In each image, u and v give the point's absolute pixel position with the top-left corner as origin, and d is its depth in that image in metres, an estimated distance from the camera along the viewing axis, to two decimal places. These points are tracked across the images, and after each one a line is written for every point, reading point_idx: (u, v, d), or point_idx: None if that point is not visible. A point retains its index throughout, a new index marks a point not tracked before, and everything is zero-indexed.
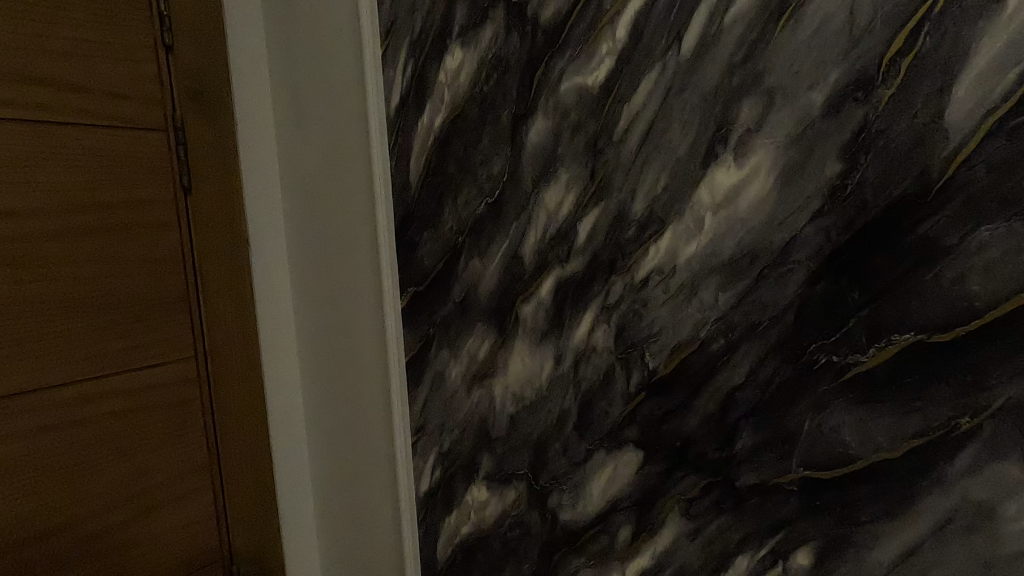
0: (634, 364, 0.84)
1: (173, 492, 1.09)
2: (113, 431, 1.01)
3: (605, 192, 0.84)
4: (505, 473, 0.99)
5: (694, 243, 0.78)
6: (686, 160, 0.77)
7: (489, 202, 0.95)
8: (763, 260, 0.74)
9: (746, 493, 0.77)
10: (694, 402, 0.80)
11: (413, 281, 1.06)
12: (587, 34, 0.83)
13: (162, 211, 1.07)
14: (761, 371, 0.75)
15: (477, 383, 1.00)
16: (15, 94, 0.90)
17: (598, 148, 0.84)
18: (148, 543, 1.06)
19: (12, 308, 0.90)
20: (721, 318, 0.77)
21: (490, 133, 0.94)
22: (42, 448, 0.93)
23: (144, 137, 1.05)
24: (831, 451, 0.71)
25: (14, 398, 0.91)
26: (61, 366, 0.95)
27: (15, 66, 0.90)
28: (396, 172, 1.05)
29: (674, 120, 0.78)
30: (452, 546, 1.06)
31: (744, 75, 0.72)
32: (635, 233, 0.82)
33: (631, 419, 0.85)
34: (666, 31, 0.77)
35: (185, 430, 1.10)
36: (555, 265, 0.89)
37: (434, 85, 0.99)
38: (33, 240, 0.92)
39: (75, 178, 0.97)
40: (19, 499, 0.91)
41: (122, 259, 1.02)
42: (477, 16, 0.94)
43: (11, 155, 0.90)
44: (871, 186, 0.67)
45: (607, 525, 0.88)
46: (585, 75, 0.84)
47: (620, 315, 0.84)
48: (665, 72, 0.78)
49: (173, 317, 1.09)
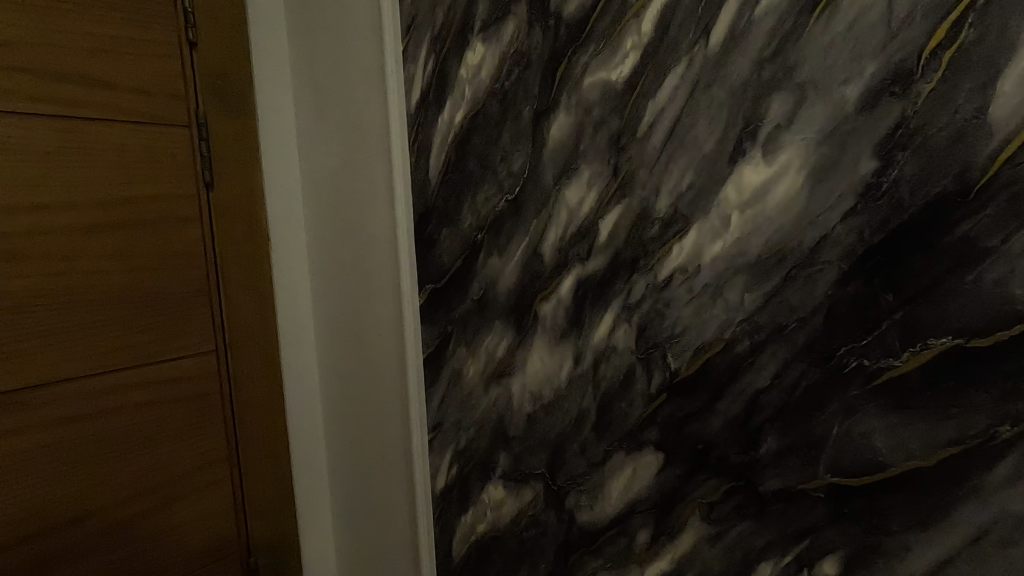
0: (655, 365, 0.82)
1: (193, 484, 1.10)
2: (134, 424, 1.02)
3: (627, 189, 0.82)
4: (522, 472, 0.98)
5: (720, 242, 0.76)
6: (712, 156, 0.76)
7: (509, 199, 0.94)
8: (791, 259, 0.72)
9: (770, 498, 0.75)
10: (717, 404, 0.78)
11: (432, 278, 1.05)
12: (611, 28, 0.82)
13: (185, 206, 1.08)
14: (787, 375, 0.73)
15: (494, 381, 1.00)
16: (40, 90, 0.91)
17: (621, 144, 0.82)
18: (168, 535, 1.07)
19: (38, 301, 0.92)
20: (747, 319, 0.75)
21: (511, 130, 0.93)
22: (67, 438, 0.95)
23: (168, 133, 1.06)
24: (860, 457, 0.69)
25: (40, 389, 0.92)
26: (83, 359, 0.97)
27: (39, 62, 0.91)
28: (415, 169, 1.05)
29: (700, 116, 0.76)
30: (468, 544, 1.06)
31: (775, 69, 0.70)
32: (659, 232, 0.80)
33: (651, 421, 0.83)
34: (693, 24, 0.75)
35: (206, 423, 1.12)
36: (575, 264, 0.88)
37: (455, 81, 0.99)
38: (60, 234, 0.94)
39: (101, 174, 0.98)
40: (45, 488, 0.93)
41: (143, 254, 1.03)
42: (499, 11, 0.93)
43: (39, 150, 0.92)
44: (908, 184, 0.65)
45: (625, 528, 0.87)
46: (609, 71, 0.82)
47: (642, 315, 0.83)
48: (691, 67, 0.76)
49: (194, 311, 1.10)
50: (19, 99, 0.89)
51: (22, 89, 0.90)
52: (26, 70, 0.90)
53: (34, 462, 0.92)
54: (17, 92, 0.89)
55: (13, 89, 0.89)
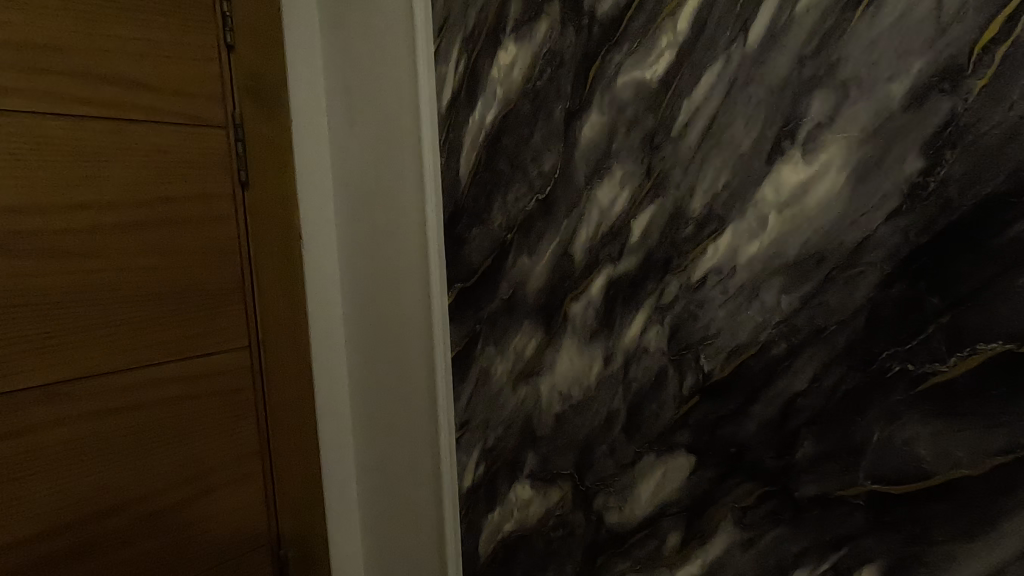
0: (688, 366, 0.81)
1: (227, 476, 1.13)
2: (169, 417, 1.05)
3: (661, 188, 0.82)
4: (550, 472, 0.98)
5: (756, 243, 0.75)
6: (748, 156, 0.74)
7: (539, 199, 0.94)
8: (831, 261, 0.70)
9: (806, 505, 0.74)
10: (752, 408, 0.77)
11: (461, 277, 1.06)
12: (645, 27, 0.81)
13: (221, 205, 1.11)
14: (825, 379, 0.71)
15: (523, 380, 1.00)
16: (83, 92, 0.95)
17: (654, 143, 0.82)
18: (203, 525, 1.10)
19: (83, 296, 0.95)
20: (784, 321, 0.73)
21: (542, 129, 0.93)
22: (107, 429, 0.98)
23: (206, 134, 1.09)
24: (903, 464, 0.67)
25: (84, 381, 0.96)
26: (124, 352, 1.00)
27: (83, 65, 0.94)
28: (445, 168, 1.06)
29: (737, 115, 0.75)
30: (495, 542, 1.06)
31: (816, 67, 0.69)
32: (693, 232, 0.79)
33: (683, 423, 0.83)
34: (730, 22, 0.74)
35: (239, 417, 1.14)
36: (606, 264, 0.88)
37: (486, 81, 0.99)
38: (104, 232, 0.97)
39: (142, 173, 1.01)
40: (87, 477, 0.96)
41: (181, 251, 1.06)
42: (532, 10, 0.93)
43: (85, 151, 0.95)
44: (957, 183, 0.63)
45: (654, 530, 0.87)
46: (643, 70, 0.82)
47: (675, 316, 0.82)
48: (728, 65, 0.75)
49: (228, 308, 1.12)
50: (64, 101, 0.93)
51: (71, 91, 0.93)
52: (74, 73, 0.94)
53: (74, 452, 0.95)
54: (62, 95, 0.92)
55: (57, 91, 0.92)
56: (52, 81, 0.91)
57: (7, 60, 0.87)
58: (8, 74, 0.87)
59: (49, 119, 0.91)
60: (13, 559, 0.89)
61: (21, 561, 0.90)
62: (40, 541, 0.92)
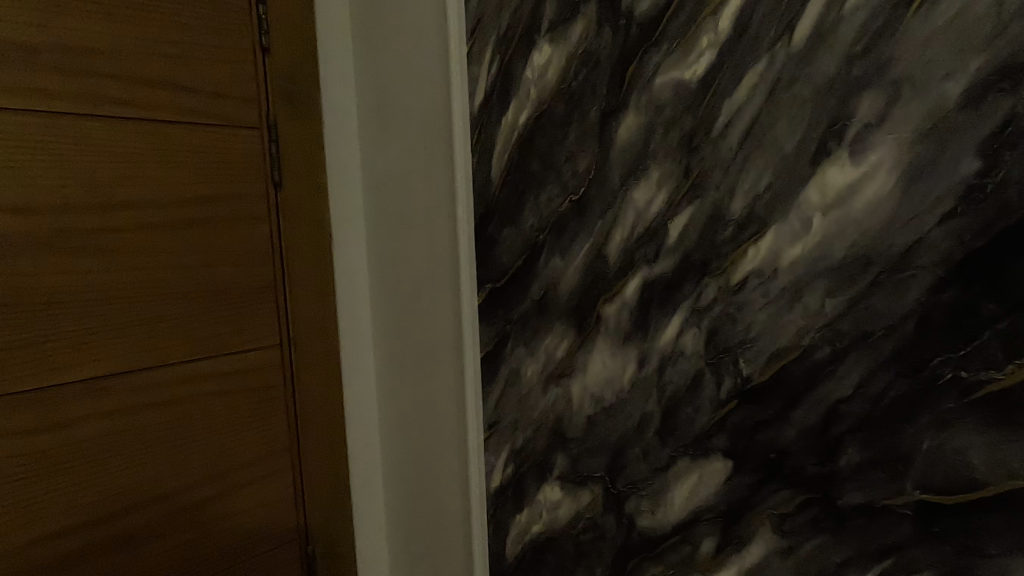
0: (725, 370, 0.80)
1: (257, 471, 1.15)
2: (203, 412, 1.07)
3: (699, 190, 0.81)
4: (580, 474, 0.98)
5: (799, 245, 0.73)
6: (792, 157, 0.73)
7: (573, 200, 0.94)
8: (879, 264, 0.69)
9: (849, 513, 0.72)
10: (792, 413, 0.75)
11: (492, 277, 1.06)
12: (685, 27, 0.80)
13: (255, 205, 1.13)
14: (871, 385, 0.70)
15: (553, 382, 1.00)
16: (123, 93, 0.97)
17: (693, 145, 0.81)
18: (235, 519, 1.12)
19: (123, 292, 0.98)
20: (828, 325, 0.72)
21: (577, 130, 0.93)
22: (144, 423, 1.00)
23: (241, 135, 1.11)
24: (955, 473, 0.65)
25: (123, 376, 0.98)
26: (161, 348, 1.02)
27: (123, 67, 0.96)
28: (477, 169, 1.06)
29: (781, 115, 0.74)
30: (522, 544, 1.06)
31: (866, 66, 0.68)
32: (733, 233, 0.78)
33: (719, 428, 0.82)
34: (776, 20, 0.73)
35: (270, 413, 1.16)
36: (641, 265, 0.87)
37: (520, 82, 0.99)
38: (143, 230, 0.99)
39: (181, 173, 1.03)
40: (125, 470, 0.98)
41: (216, 250, 1.08)
42: (568, 11, 0.93)
43: (126, 151, 0.97)
44: (1016, 185, 0.61)
45: (688, 536, 0.86)
46: (682, 70, 0.81)
47: (712, 319, 0.81)
48: (773, 65, 0.74)
49: (260, 306, 1.14)
50: (109, 103, 0.95)
51: (114, 93, 0.96)
52: (119, 76, 0.96)
53: (112, 446, 0.97)
54: (107, 96, 0.95)
55: (103, 93, 0.95)
56: (98, 84, 0.94)
57: (52, 63, 0.90)
58: (52, 76, 0.90)
59: (94, 121, 0.94)
60: (54, 548, 0.92)
61: (61, 550, 0.93)
62: (80, 531, 0.94)
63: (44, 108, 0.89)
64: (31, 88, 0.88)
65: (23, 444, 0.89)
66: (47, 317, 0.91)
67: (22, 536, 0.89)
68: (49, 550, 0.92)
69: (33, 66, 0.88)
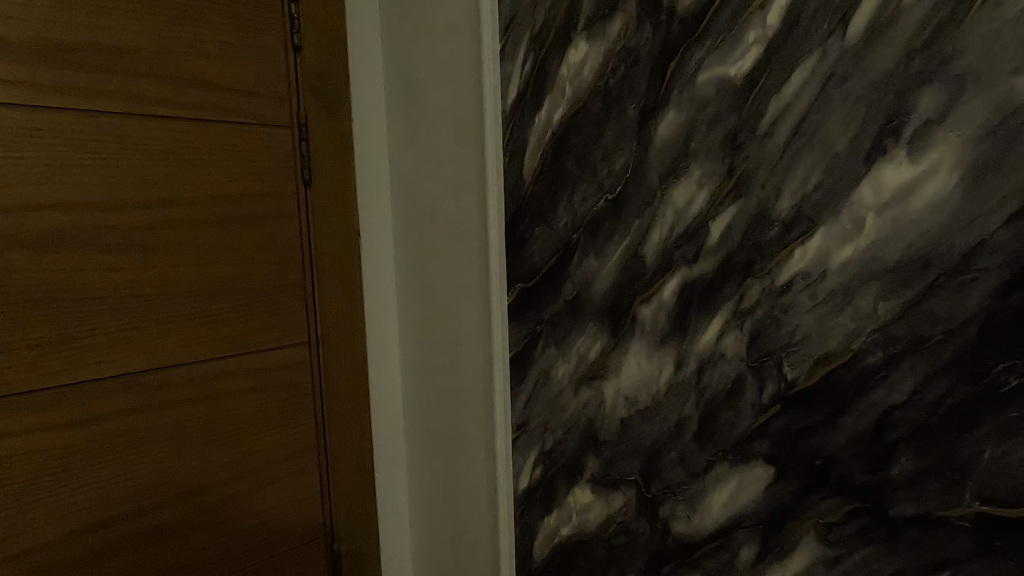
0: (769, 374, 0.79)
1: (285, 469, 1.15)
2: (232, 409, 1.07)
3: (743, 189, 0.80)
4: (612, 478, 0.96)
5: (851, 246, 0.73)
6: (844, 155, 0.72)
7: (609, 199, 0.93)
8: (937, 267, 0.68)
9: (902, 524, 0.72)
10: (841, 419, 0.75)
11: (522, 277, 1.04)
12: (731, 21, 0.79)
13: (285, 203, 1.13)
14: (927, 392, 0.69)
15: (585, 383, 0.98)
16: (160, 93, 0.97)
17: (737, 142, 0.80)
18: (263, 516, 1.12)
19: (157, 289, 0.98)
20: (881, 329, 0.71)
21: (613, 128, 0.92)
22: (176, 419, 1.01)
23: (273, 134, 1.11)
24: (1017, 484, 0.65)
25: (157, 373, 0.99)
26: (193, 346, 1.03)
27: (160, 67, 0.97)
28: (509, 167, 1.04)
29: (833, 112, 0.72)
30: (551, 546, 1.05)
31: (926, 60, 0.67)
32: (778, 233, 0.77)
33: (761, 433, 0.81)
34: (828, 15, 0.72)
35: (298, 412, 1.16)
36: (680, 266, 0.86)
37: (554, 80, 0.97)
38: (177, 228, 1.00)
39: (214, 171, 1.04)
40: (158, 465, 0.99)
41: (246, 248, 1.08)
42: (606, 6, 0.91)
43: (162, 149, 0.98)
44: None
45: (727, 542, 0.85)
46: (726, 66, 0.80)
47: (756, 321, 0.80)
48: (824, 60, 0.73)
49: (290, 304, 1.14)
50: (146, 102, 0.96)
51: (151, 92, 0.96)
52: (155, 75, 0.97)
53: (145, 442, 0.98)
54: (143, 95, 0.96)
55: (140, 93, 0.95)
56: (136, 83, 0.95)
57: (92, 62, 0.91)
58: (92, 76, 0.91)
59: (132, 120, 0.95)
60: (91, 541, 0.94)
61: (97, 543, 0.94)
62: (115, 525, 0.95)
63: (83, 107, 0.90)
64: (71, 87, 0.89)
65: (58, 438, 0.90)
66: (82, 313, 0.91)
67: (60, 528, 0.91)
68: (86, 542, 0.93)
69: (73, 66, 0.89)
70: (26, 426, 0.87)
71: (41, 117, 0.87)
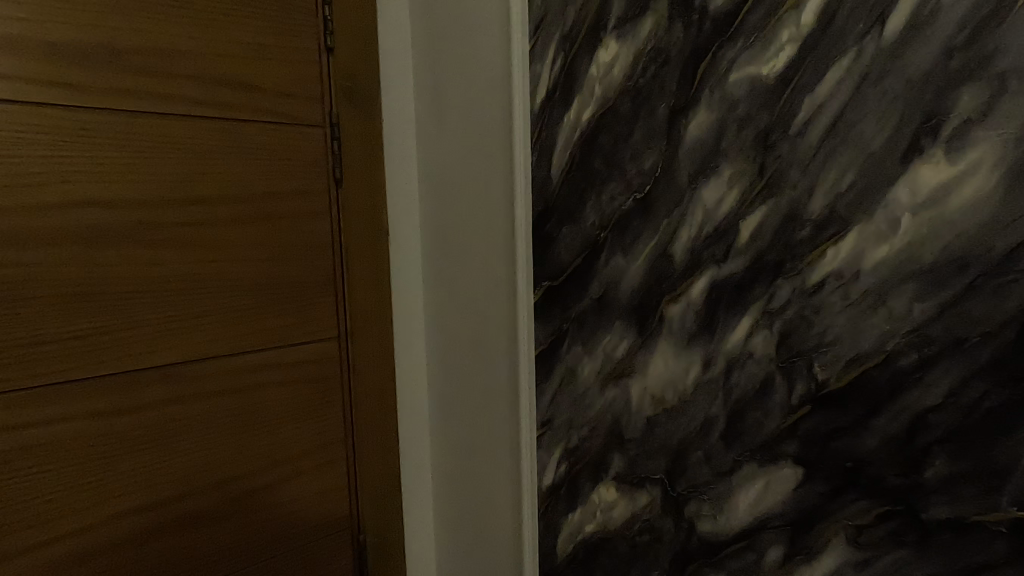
0: (798, 374, 0.79)
1: (314, 460, 1.18)
2: (264, 401, 1.11)
3: (775, 188, 0.79)
4: (637, 476, 0.97)
5: (886, 245, 0.72)
6: (880, 154, 0.72)
7: (637, 197, 0.93)
8: (976, 268, 0.67)
9: (935, 528, 0.71)
10: (873, 421, 0.74)
11: (549, 276, 1.05)
12: (764, 21, 0.79)
13: (317, 201, 1.15)
14: (963, 394, 0.68)
15: (611, 382, 0.99)
16: (199, 94, 1.01)
17: (769, 142, 0.79)
18: (292, 506, 1.15)
19: (193, 283, 1.02)
20: (916, 331, 0.71)
21: (643, 127, 0.92)
22: (210, 409, 1.05)
23: (306, 133, 1.13)
24: None
25: (193, 364, 1.02)
26: (227, 339, 1.06)
27: (200, 69, 1.01)
28: (537, 166, 1.05)
29: (869, 111, 0.72)
30: (574, 543, 1.06)
31: (967, 58, 0.66)
32: (811, 233, 0.77)
33: (790, 433, 0.80)
34: (865, 13, 0.71)
35: (326, 405, 1.19)
36: (709, 265, 0.86)
37: (583, 80, 0.98)
38: (214, 225, 1.03)
39: (250, 170, 1.07)
40: (193, 453, 1.03)
41: (279, 245, 1.11)
42: (637, 7, 0.92)
43: (200, 148, 1.01)
44: None
45: (753, 542, 0.85)
46: (759, 65, 0.79)
47: (786, 321, 0.80)
48: (860, 59, 0.72)
49: (321, 299, 1.17)
50: (186, 104, 1.00)
51: (192, 94, 1.00)
52: (196, 77, 1.00)
53: (181, 430, 1.02)
54: (184, 96, 0.99)
55: (181, 94, 0.99)
56: (178, 85, 0.99)
57: (136, 65, 0.95)
58: (136, 78, 0.95)
59: (173, 120, 0.98)
60: (131, 525, 0.98)
61: (137, 527, 0.98)
62: (154, 510, 1.00)
63: (121, 107, 0.94)
64: (110, 87, 0.93)
65: (102, 425, 0.94)
66: (123, 306, 0.95)
67: (103, 511, 0.95)
68: (127, 526, 0.97)
69: (114, 67, 0.93)
70: (69, 414, 0.92)
71: (88, 117, 0.91)
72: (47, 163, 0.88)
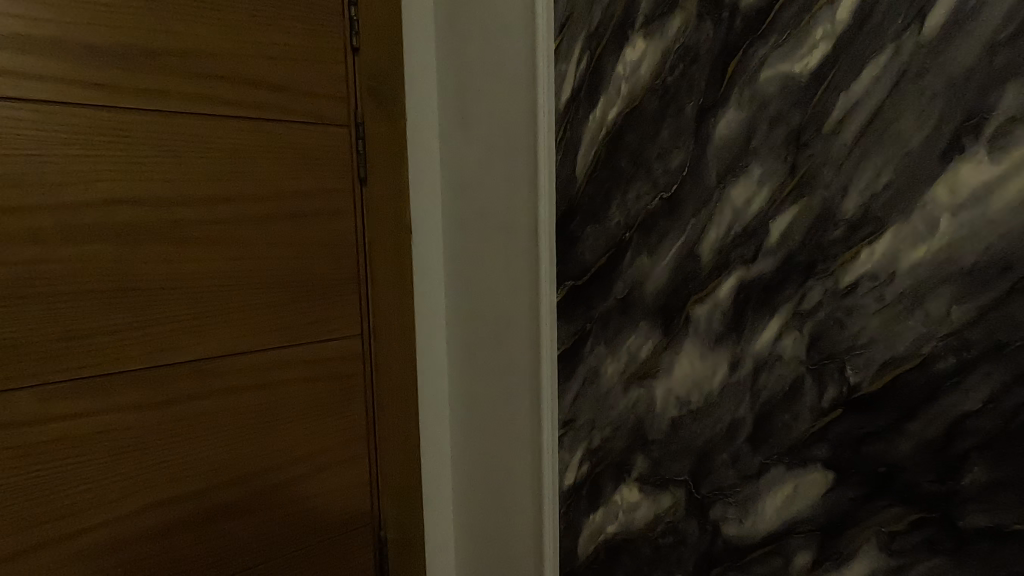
0: (830, 378, 0.78)
1: (336, 456, 1.19)
2: (288, 397, 1.12)
3: (807, 187, 0.78)
4: (661, 478, 0.96)
5: (922, 247, 0.70)
6: (918, 153, 0.70)
7: (664, 197, 0.92)
8: (1018, 270, 0.65)
9: (972, 535, 0.70)
10: (907, 426, 0.73)
11: (572, 276, 1.05)
12: (797, 18, 0.77)
13: (342, 200, 1.16)
14: (1004, 400, 0.67)
15: (635, 382, 0.98)
16: (229, 94, 1.03)
17: (801, 141, 0.78)
18: (314, 501, 1.17)
19: (220, 280, 1.03)
20: (953, 334, 0.69)
21: (671, 126, 0.91)
22: (236, 404, 1.06)
23: (332, 133, 1.15)
24: None
25: (221, 360, 1.04)
26: (253, 336, 1.07)
27: (230, 70, 1.03)
28: (561, 165, 1.05)
29: (907, 110, 0.70)
30: (596, 543, 1.06)
31: (1011, 55, 0.64)
32: (844, 234, 0.75)
33: (820, 437, 0.79)
34: (904, 8, 0.70)
35: (348, 402, 1.20)
36: (737, 266, 0.85)
37: (610, 79, 0.98)
38: (242, 223, 1.05)
39: (278, 169, 1.08)
40: (219, 447, 1.05)
41: (304, 243, 1.12)
42: (665, 5, 0.91)
43: (230, 147, 1.03)
44: None
45: (781, 547, 0.84)
46: (792, 63, 0.78)
47: (817, 324, 0.78)
48: (898, 56, 0.71)
49: (344, 297, 1.18)
50: (217, 104, 1.01)
51: (222, 94, 1.02)
52: (226, 78, 1.02)
53: (208, 424, 1.03)
54: (215, 97, 1.01)
55: (212, 95, 1.01)
56: (209, 85, 1.00)
57: (170, 66, 0.97)
58: (169, 79, 0.97)
59: (204, 120, 1.00)
60: (160, 517, 1.00)
61: (165, 518, 1.00)
62: (182, 502, 1.02)
63: (153, 107, 0.96)
64: (145, 88, 0.95)
65: (133, 418, 0.96)
66: (154, 302, 0.97)
67: (134, 502, 0.97)
68: (156, 518, 1.00)
69: (149, 68, 0.95)
70: (102, 407, 0.94)
71: (124, 117, 0.93)
72: (85, 161, 0.91)
